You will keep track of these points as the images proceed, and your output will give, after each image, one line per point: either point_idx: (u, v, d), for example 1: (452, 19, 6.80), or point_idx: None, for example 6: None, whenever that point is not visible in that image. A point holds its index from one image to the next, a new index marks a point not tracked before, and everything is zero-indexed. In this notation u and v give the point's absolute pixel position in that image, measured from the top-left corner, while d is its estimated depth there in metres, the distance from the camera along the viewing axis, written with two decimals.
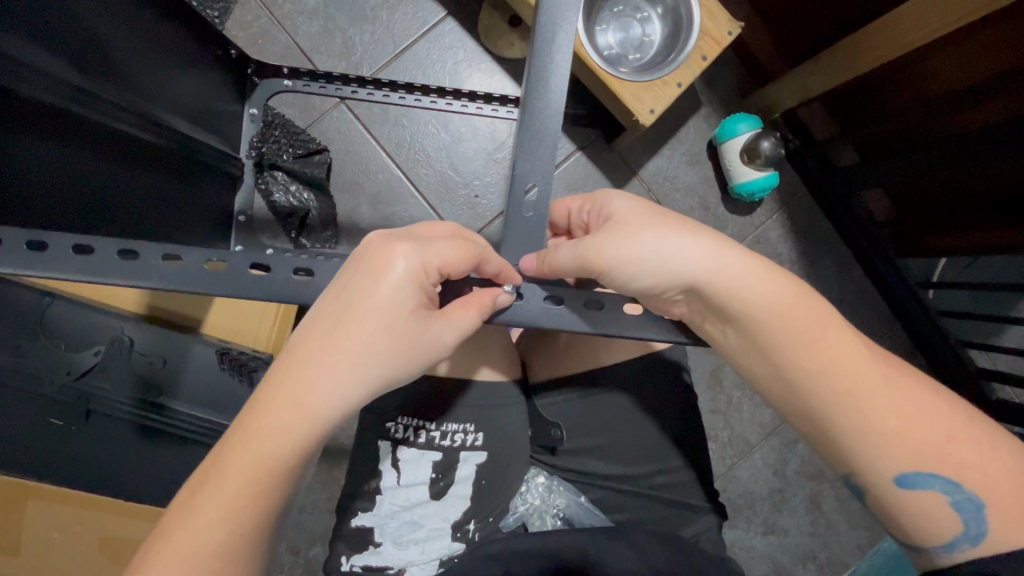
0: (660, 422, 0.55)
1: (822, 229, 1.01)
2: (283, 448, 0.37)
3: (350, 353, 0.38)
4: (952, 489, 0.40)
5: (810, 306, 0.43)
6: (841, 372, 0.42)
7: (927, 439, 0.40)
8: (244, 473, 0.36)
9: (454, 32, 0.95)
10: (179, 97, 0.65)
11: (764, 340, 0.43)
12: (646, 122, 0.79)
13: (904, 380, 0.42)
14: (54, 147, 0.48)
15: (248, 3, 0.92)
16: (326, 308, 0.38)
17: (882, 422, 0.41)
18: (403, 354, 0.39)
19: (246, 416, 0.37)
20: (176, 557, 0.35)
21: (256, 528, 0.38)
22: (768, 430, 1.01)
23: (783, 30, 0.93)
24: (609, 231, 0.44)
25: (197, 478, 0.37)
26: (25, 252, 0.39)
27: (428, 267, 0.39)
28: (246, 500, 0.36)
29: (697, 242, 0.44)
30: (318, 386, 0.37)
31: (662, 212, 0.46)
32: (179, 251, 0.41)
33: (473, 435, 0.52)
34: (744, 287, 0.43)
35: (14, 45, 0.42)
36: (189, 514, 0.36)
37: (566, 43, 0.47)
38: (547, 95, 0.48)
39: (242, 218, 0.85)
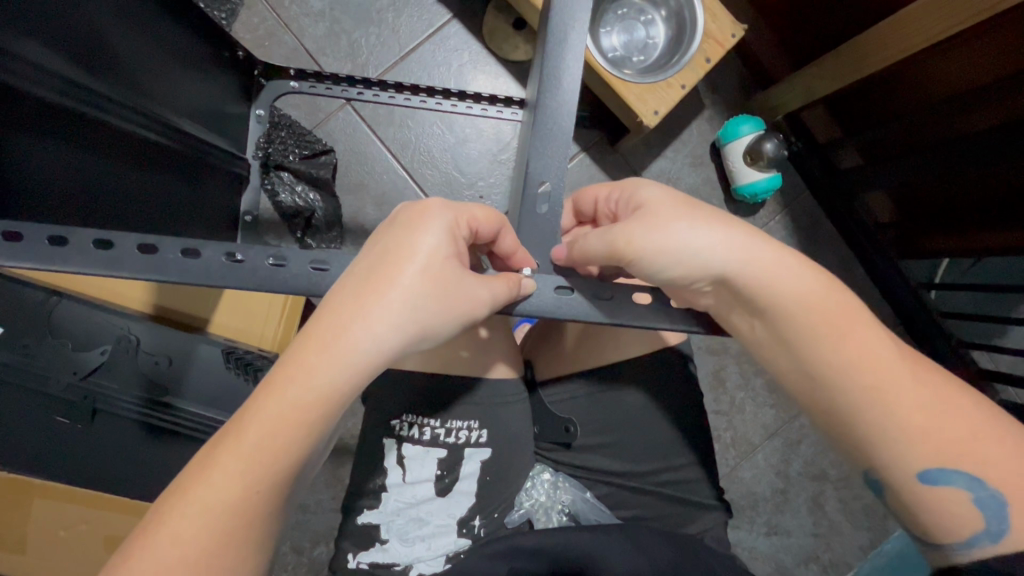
0: (665, 421, 0.56)
1: (825, 231, 1.02)
2: (308, 401, 0.37)
3: (378, 304, 0.38)
4: (976, 487, 0.39)
5: (837, 302, 0.43)
6: (869, 364, 0.42)
7: (950, 433, 0.40)
8: (273, 419, 0.37)
9: (459, 35, 0.96)
10: (186, 98, 0.66)
11: (786, 330, 0.43)
12: (649, 124, 0.80)
13: (930, 375, 0.42)
14: (64, 145, 0.48)
15: (255, 5, 0.93)
16: (358, 265, 0.40)
17: (905, 414, 0.41)
18: (430, 309, 0.39)
19: (279, 364, 0.38)
20: (203, 501, 0.36)
21: (276, 481, 0.37)
22: (771, 431, 1.02)
23: (786, 33, 0.94)
24: (639, 217, 0.45)
25: (225, 427, 0.38)
26: (45, 247, 0.39)
27: (455, 223, 0.41)
28: (266, 453, 0.37)
29: (726, 232, 0.44)
30: (348, 335, 0.37)
31: (692, 205, 0.46)
32: (197, 246, 0.41)
33: (477, 431, 0.52)
34: (772, 275, 0.43)
35: (25, 44, 0.43)
36: (215, 461, 0.36)
37: (578, 44, 0.48)
38: (559, 94, 0.48)
39: (249, 218, 0.88)
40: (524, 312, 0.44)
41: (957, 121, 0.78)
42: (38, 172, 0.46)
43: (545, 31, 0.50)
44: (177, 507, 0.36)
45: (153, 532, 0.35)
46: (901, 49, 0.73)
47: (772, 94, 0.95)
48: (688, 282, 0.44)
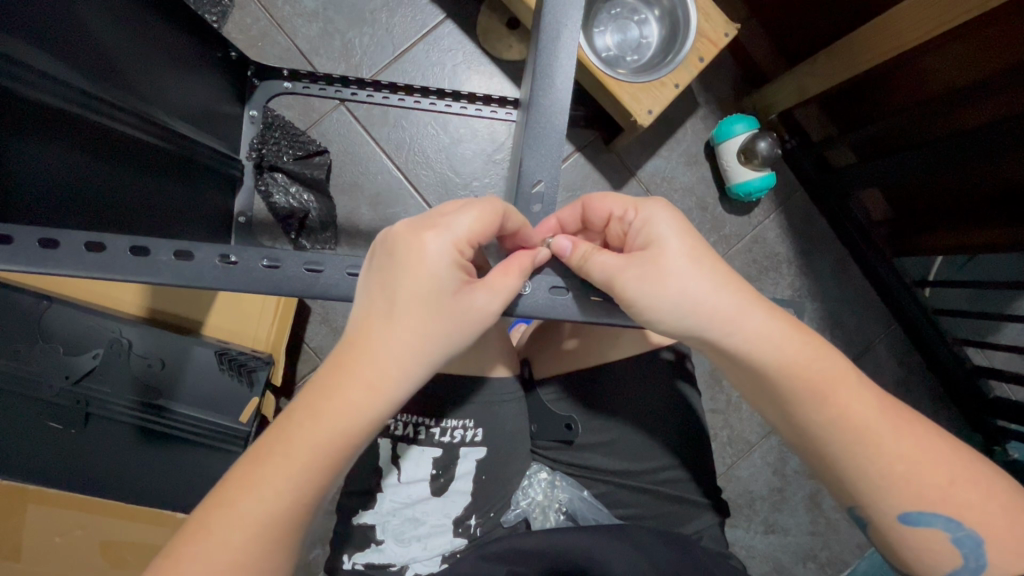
0: (665, 419, 0.55)
1: (820, 229, 1.02)
2: (348, 427, 0.37)
3: (412, 331, 0.38)
4: (953, 527, 0.41)
5: (823, 366, 0.43)
6: (849, 423, 0.42)
7: (930, 479, 0.41)
8: (316, 446, 0.37)
9: (452, 36, 0.96)
10: (179, 98, 0.66)
11: (779, 387, 0.43)
12: (643, 123, 0.80)
13: (909, 426, 0.43)
14: (57, 149, 0.48)
15: (247, 6, 0.92)
16: (375, 287, 0.39)
17: (888, 463, 0.41)
18: (456, 336, 0.39)
19: (315, 395, 0.37)
20: (243, 522, 0.35)
21: (315, 501, 0.38)
22: (768, 430, 1.02)
23: (779, 32, 0.94)
24: (643, 261, 0.42)
25: (259, 452, 0.37)
26: (37, 250, 0.38)
27: (458, 247, 0.39)
28: (306, 478, 0.37)
29: (721, 295, 0.42)
30: (386, 368, 0.38)
31: (699, 257, 0.42)
32: (190, 247, 0.41)
33: (473, 430, 0.52)
34: (758, 343, 0.42)
35: (14, 43, 0.42)
36: (254, 484, 0.36)
37: (570, 41, 0.48)
38: (552, 93, 0.48)
39: (242, 219, 0.86)
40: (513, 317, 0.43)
41: (953, 117, 0.78)
42: (33, 177, 0.46)
43: (536, 29, 0.50)
44: (215, 533, 0.35)
45: (192, 560, 0.35)
46: (891, 47, 0.74)
47: (764, 93, 0.95)
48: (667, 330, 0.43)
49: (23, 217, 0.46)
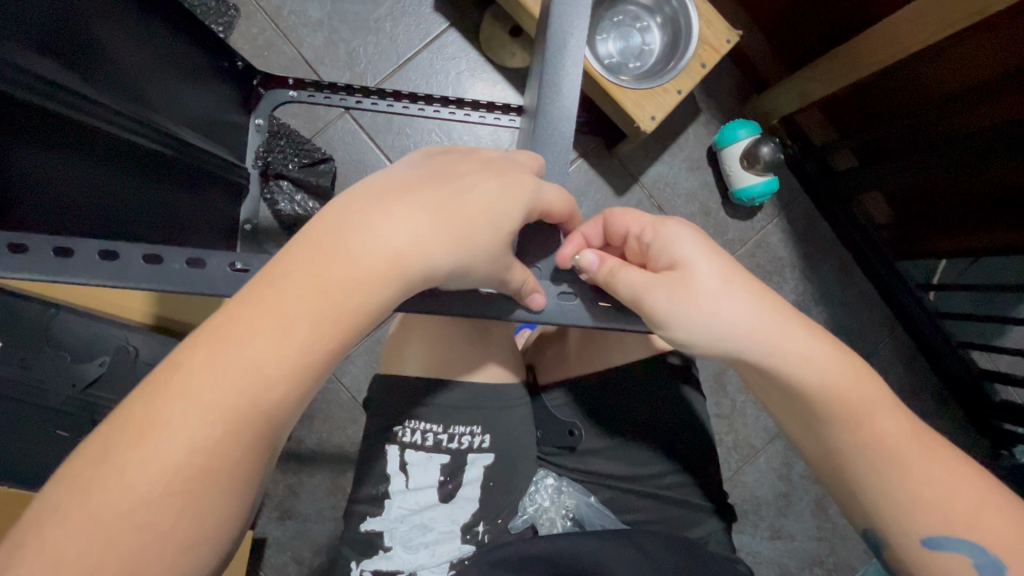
0: (674, 424, 0.55)
1: (823, 233, 1.02)
2: (355, 313, 0.33)
3: (441, 223, 0.36)
4: (978, 552, 0.39)
5: (863, 390, 0.42)
6: (881, 448, 0.41)
7: (956, 504, 0.40)
8: (319, 313, 0.32)
9: (456, 44, 0.96)
10: (185, 107, 0.67)
11: (811, 409, 0.42)
12: (647, 129, 0.80)
13: (942, 454, 0.42)
14: (66, 157, 0.48)
15: (253, 16, 0.93)
16: (421, 175, 0.38)
17: (916, 488, 0.40)
18: (479, 230, 0.37)
19: (325, 249, 0.33)
20: (221, 383, 0.30)
21: (300, 386, 0.32)
22: (773, 434, 1.02)
23: (781, 38, 0.95)
24: (671, 279, 0.41)
25: (250, 307, 0.32)
26: (52, 259, 0.39)
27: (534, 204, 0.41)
28: (301, 346, 0.32)
29: (749, 311, 0.41)
30: (405, 234, 0.34)
31: (726, 275, 0.42)
32: (202, 255, 0.41)
33: (480, 436, 0.52)
34: (796, 365, 0.41)
35: (29, 56, 0.43)
36: (241, 340, 0.31)
37: (578, 51, 0.48)
38: (559, 101, 0.48)
39: (248, 227, 0.87)
40: (520, 320, 0.42)
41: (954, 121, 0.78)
42: (43, 185, 0.46)
43: (544, 39, 0.50)
44: (182, 399, 0.29)
45: (150, 432, 0.29)
46: (890, 54, 0.74)
47: (767, 99, 0.96)
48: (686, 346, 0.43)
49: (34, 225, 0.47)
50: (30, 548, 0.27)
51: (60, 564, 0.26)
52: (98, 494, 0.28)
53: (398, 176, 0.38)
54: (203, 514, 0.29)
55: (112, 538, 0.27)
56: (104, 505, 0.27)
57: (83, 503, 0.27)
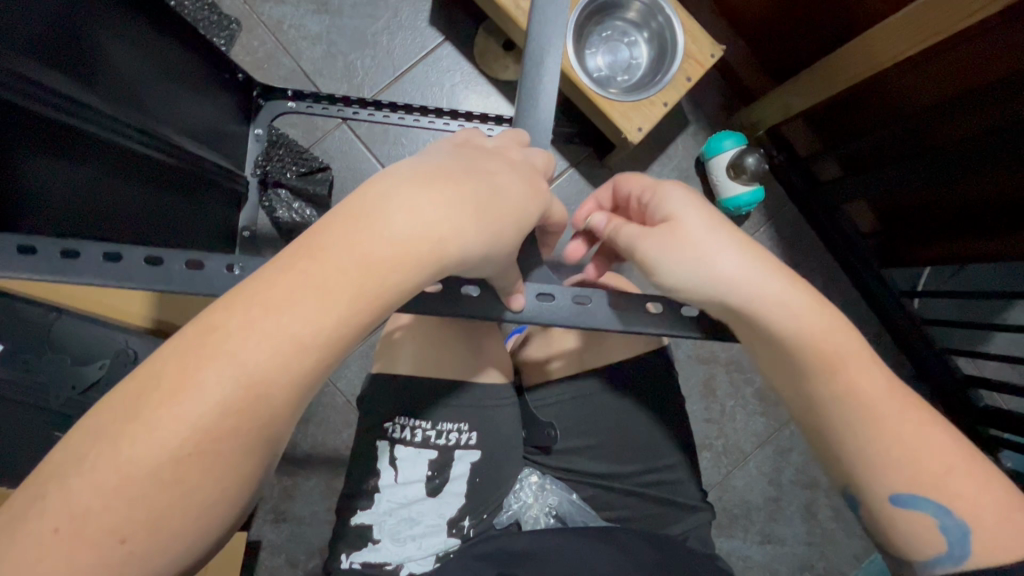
0: (655, 425, 0.57)
1: (810, 242, 1.05)
2: (386, 293, 0.35)
3: (471, 211, 0.37)
4: (942, 513, 0.40)
5: (838, 337, 0.42)
6: (852, 397, 0.42)
7: (925, 465, 0.40)
8: (352, 289, 0.34)
9: (450, 57, 0.99)
10: (184, 115, 0.69)
11: (789, 356, 0.42)
12: (634, 140, 0.83)
13: (915, 415, 0.42)
14: (69, 163, 0.51)
15: (254, 29, 0.96)
16: (449, 163, 0.40)
17: (883, 442, 0.41)
18: (496, 221, 0.39)
19: (364, 225, 0.35)
20: (258, 348, 0.31)
21: (328, 358, 0.34)
22: (762, 439, 1.03)
23: (765, 52, 0.97)
24: (665, 231, 0.44)
25: (290, 275, 0.33)
26: (59, 260, 0.41)
27: (536, 190, 0.44)
28: (332, 320, 0.33)
29: (730, 262, 0.43)
30: (437, 216, 0.36)
31: (714, 227, 0.44)
32: (201, 257, 0.43)
33: (467, 434, 0.53)
34: (777, 312, 0.42)
35: (38, 69, 0.45)
36: (283, 307, 0.32)
37: (554, 68, 0.50)
38: (537, 113, 0.50)
39: (247, 233, 0.92)
40: (509, 320, 0.43)
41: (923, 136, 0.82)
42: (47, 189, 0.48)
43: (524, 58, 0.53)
44: (218, 363, 0.31)
45: (190, 391, 0.30)
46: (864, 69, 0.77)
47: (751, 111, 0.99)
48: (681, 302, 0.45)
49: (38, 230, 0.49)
50: (63, 494, 0.28)
51: (87, 511, 0.28)
52: (132, 445, 0.29)
53: (434, 162, 0.40)
54: (223, 475, 0.31)
55: (140, 491, 0.29)
56: (135, 458, 0.29)
57: (115, 455, 0.29)
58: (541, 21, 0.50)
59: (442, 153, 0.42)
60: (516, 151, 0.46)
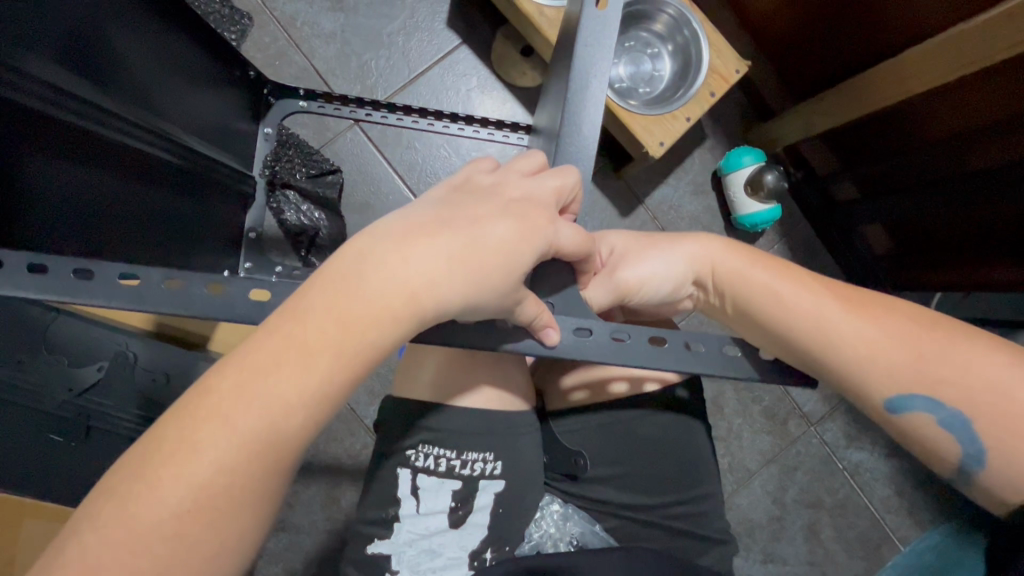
0: (679, 457, 0.55)
1: (823, 261, 1.04)
2: (374, 346, 0.33)
3: (463, 257, 0.34)
4: (936, 409, 0.42)
5: (772, 275, 0.48)
6: (816, 326, 0.45)
7: (902, 361, 0.43)
8: (336, 344, 0.32)
9: (467, 60, 0.97)
10: (193, 114, 0.67)
11: (757, 309, 0.47)
12: (654, 154, 0.81)
13: (871, 310, 0.45)
14: (75, 167, 0.48)
15: (266, 25, 0.93)
16: (443, 203, 0.37)
17: (854, 351, 0.44)
18: (490, 266, 0.35)
19: (346, 279, 0.33)
20: (246, 407, 0.31)
21: (320, 409, 0.33)
22: (767, 458, 1.02)
23: (787, 68, 0.96)
24: (628, 254, 0.51)
25: (273, 333, 0.32)
26: (71, 280, 0.37)
27: (538, 228, 0.37)
28: (318, 375, 0.32)
29: (687, 253, 0.51)
30: (422, 267, 0.33)
31: (644, 237, 0.53)
32: (224, 281, 0.38)
33: (493, 463, 0.51)
34: (731, 268, 0.49)
35: (38, 67, 0.43)
36: (268, 365, 0.32)
37: (599, 94, 0.43)
38: (578, 143, 0.43)
39: (254, 235, 0.88)
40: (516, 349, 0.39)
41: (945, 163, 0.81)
42: (50, 195, 0.46)
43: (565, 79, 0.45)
44: (213, 423, 0.31)
45: (186, 450, 0.30)
46: (897, 92, 0.76)
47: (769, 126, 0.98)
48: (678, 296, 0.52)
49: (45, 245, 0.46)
50: (77, 550, 0.29)
51: (97, 567, 0.28)
52: (135, 502, 0.29)
53: (427, 209, 0.37)
54: (227, 528, 0.31)
55: (144, 548, 0.29)
56: (140, 514, 0.29)
57: (122, 512, 0.29)
58: (587, 38, 0.43)
59: (432, 201, 0.38)
60: (519, 185, 0.39)
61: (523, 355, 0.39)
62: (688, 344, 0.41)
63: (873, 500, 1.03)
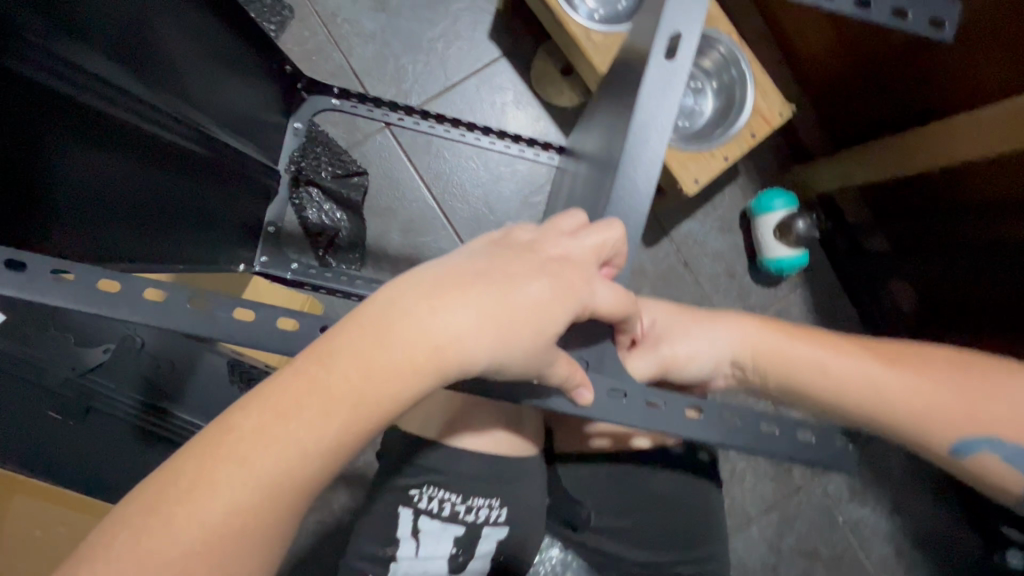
0: (685, 516, 0.54)
1: (845, 312, 1.02)
2: (397, 398, 0.31)
3: (500, 312, 0.32)
4: (997, 445, 0.45)
5: (802, 349, 0.50)
6: (863, 396, 0.48)
7: (952, 404, 0.46)
8: (358, 392, 0.30)
9: (506, 74, 0.96)
10: (223, 101, 0.65)
11: (802, 386, 0.50)
12: (689, 191, 0.79)
13: (902, 362, 0.48)
14: (107, 157, 0.48)
15: (308, 19, 0.92)
16: (482, 251, 0.35)
17: (906, 403, 0.46)
18: (523, 325, 0.32)
19: (377, 325, 0.31)
20: (265, 450, 0.29)
21: (337, 459, 0.31)
22: (768, 504, 1.01)
23: (829, 114, 0.95)
24: (669, 332, 0.51)
25: (297, 376, 0.30)
26: (94, 291, 0.36)
27: (578, 288, 0.35)
28: (338, 424, 0.30)
29: (727, 330, 0.52)
30: (454, 321, 0.31)
31: (682, 309, 0.53)
32: (252, 307, 0.37)
33: (498, 510, 0.49)
34: (769, 349, 0.51)
35: (74, 50, 0.43)
36: (290, 408, 0.30)
37: (656, 151, 0.41)
38: (630, 198, 0.42)
39: (273, 229, 0.85)
40: (547, 406, 0.37)
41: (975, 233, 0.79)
42: (82, 179, 0.46)
43: (623, 127, 0.43)
44: (232, 463, 0.29)
45: (203, 487, 0.29)
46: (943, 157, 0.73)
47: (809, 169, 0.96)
48: (712, 374, 0.52)
49: (66, 243, 0.45)
50: None
51: None
52: (148, 538, 0.28)
53: (465, 257, 0.35)
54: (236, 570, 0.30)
55: None
56: (153, 551, 0.28)
57: (133, 547, 0.28)
58: (651, 88, 0.40)
59: (472, 249, 0.36)
60: (558, 243, 0.36)
61: (551, 412, 0.37)
62: (724, 418, 0.38)
63: (871, 558, 1.01)
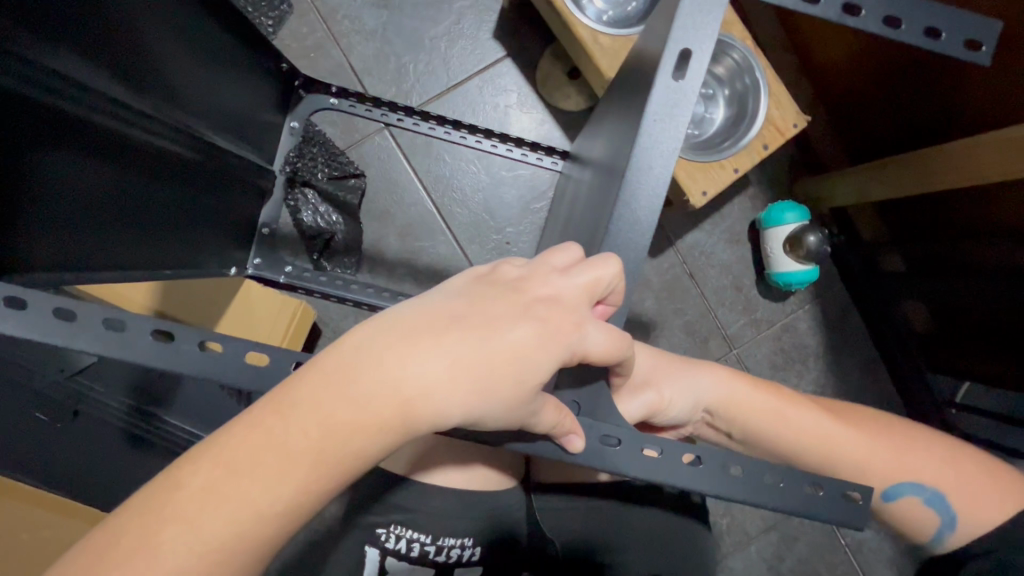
0: (659, 551, 0.56)
1: (855, 328, 0.98)
2: (362, 451, 0.29)
3: (476, 361, 0.30)
4: (920, 489, 0.51)
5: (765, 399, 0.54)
6: (813, 445, 0.52)
7: (885, 455, 0.52)
8: (320, 446, 0.28)
9: (510, 75, 0.92)
10: (214, 101, 0.62)
11: (761, 432, 0.54)
12: (696, 204, 0.76)
13: (843, 419, 0.54)
14: (100, 169, 0.46)
15: (306, 15, 0.89)
16: (459, 290, 0.33)
17: (848, 454, 0.52)
18: (501, 374, 0.30)
19: (341, 374, 0.29)
20: (215, 509, 0.27)
21: (295, 517, 0.29)
22: (769, 524, 0.98)
23: (845, 124, 0.91)
24: (657, 375, 0.52)
25: (253, 427, 0.28)
26: (50, 320, 0.33)
27: (564, 333, 0.32)
28: (297, 480, 0.28)
29: (707, 378, 0.54)
30: (426, 370, 0.29)
31: (665, 353, 0.55)
32: (219, 340, 0.35)
33: (470, 550, 0.52)
34: (740, 396, 0.54)
35: (56, 55, 0.41)
36: (245, 462, 0.28)
37: (661, 178, 0.38)
38: (631, 226, 0.38)
39: (266, 231, 0.82)
40: (532, 452, 0.34)
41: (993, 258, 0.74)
42: (66, 192, 0.43)
43: (626, 149, 0.40)
44: (178, 524, 0.26)
45: (144, 552, 0.26)
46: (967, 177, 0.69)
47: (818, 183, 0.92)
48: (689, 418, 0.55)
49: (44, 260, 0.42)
50: None
51: None
52: None
53: (441, 296, 0.32)
54: None
55: None
56: None
57: None
58: (658, 109, 0.37)
59: (449, 287, 0.33)
60: (547, 281, 0.33)
61: (539, 456, 0.35)
62: (725, 467, 0.36)
63: None
